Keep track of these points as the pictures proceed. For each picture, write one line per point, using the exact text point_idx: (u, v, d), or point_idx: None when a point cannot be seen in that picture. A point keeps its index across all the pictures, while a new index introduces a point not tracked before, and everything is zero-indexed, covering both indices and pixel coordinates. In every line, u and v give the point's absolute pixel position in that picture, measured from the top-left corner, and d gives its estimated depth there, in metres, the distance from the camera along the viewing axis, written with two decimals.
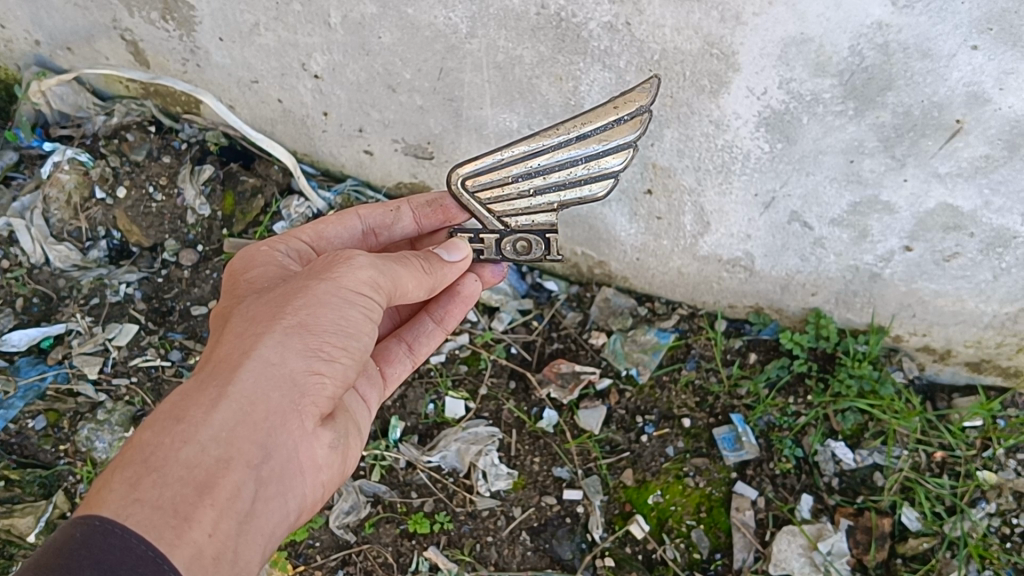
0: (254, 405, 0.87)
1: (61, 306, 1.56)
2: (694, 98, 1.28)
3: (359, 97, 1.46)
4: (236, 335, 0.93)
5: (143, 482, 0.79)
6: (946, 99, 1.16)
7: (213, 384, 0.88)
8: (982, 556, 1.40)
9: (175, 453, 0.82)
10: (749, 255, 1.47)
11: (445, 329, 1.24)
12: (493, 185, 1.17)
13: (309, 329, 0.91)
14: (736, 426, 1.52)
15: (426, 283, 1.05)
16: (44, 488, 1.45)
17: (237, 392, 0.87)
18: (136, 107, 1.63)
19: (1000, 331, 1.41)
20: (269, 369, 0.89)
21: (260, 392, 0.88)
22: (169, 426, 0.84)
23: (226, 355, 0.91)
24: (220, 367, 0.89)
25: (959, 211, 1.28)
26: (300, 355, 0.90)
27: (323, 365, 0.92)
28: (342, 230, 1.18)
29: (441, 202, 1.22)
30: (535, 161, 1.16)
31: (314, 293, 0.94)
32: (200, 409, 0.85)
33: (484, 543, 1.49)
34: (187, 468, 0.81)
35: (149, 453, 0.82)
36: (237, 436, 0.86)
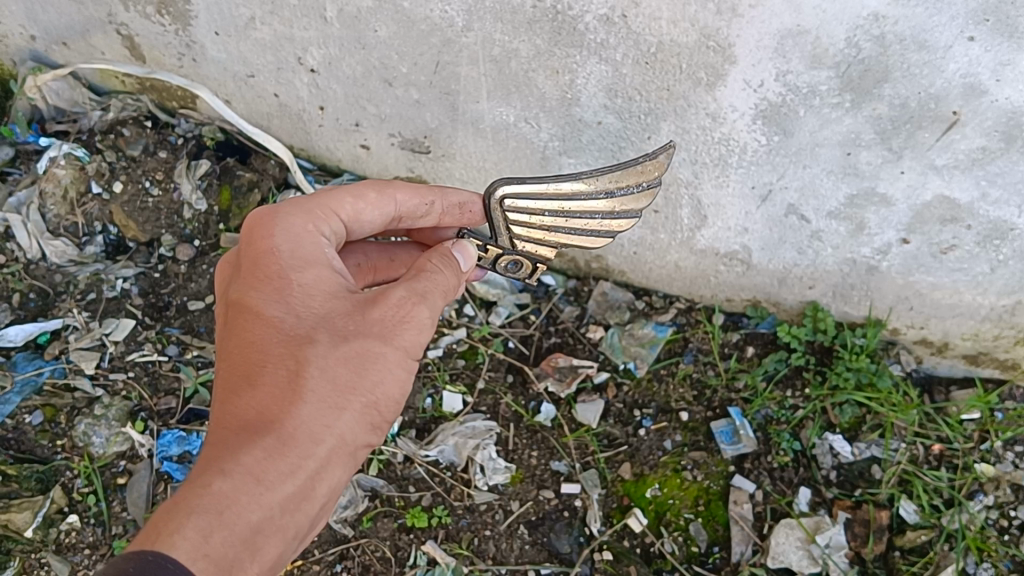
0: (317, 478, 0.89)
1: (58, 301, 1.56)
2: (690, 90, 1.27)
3: (356, 91, 1.45)
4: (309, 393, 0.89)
5: (210, 550, 0.81)
6: (943, 91, 1.16)
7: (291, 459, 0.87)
8: (979, 549, 1.40)
9: (247, 516, 0.84)
10: (746, 248, 1.47)
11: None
12: (524, 210, 1.15)
13: (379, 407, 0.93)
14: (733, 419, 1.53)
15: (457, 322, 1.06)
16: (41, 483, 1.44)
17: (308, 465, 0.88)
18: (131, 102, 1.63)
19: (997, 323, 1.41)
20: (341, 448, 0.91)
21: (325, 464, 0.90)
22: (246, 492, 0.84)
23: (294, 413, 0.88)
24: (294, 433, 0.88)
25: (955, 204, 1.28)
26: (364, 431, 0.92)
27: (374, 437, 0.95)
28: (376, 213, 1.07)
29: (469, 206, 1.14)
30: (564, 205, 1.16)
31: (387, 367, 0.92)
32: (272, 475, 0.86)
33: (481, 537, 1.49)
34: (248, 533, 0.84)
35: (219, 513, 0.82)
36: (298, 504, 0.88)
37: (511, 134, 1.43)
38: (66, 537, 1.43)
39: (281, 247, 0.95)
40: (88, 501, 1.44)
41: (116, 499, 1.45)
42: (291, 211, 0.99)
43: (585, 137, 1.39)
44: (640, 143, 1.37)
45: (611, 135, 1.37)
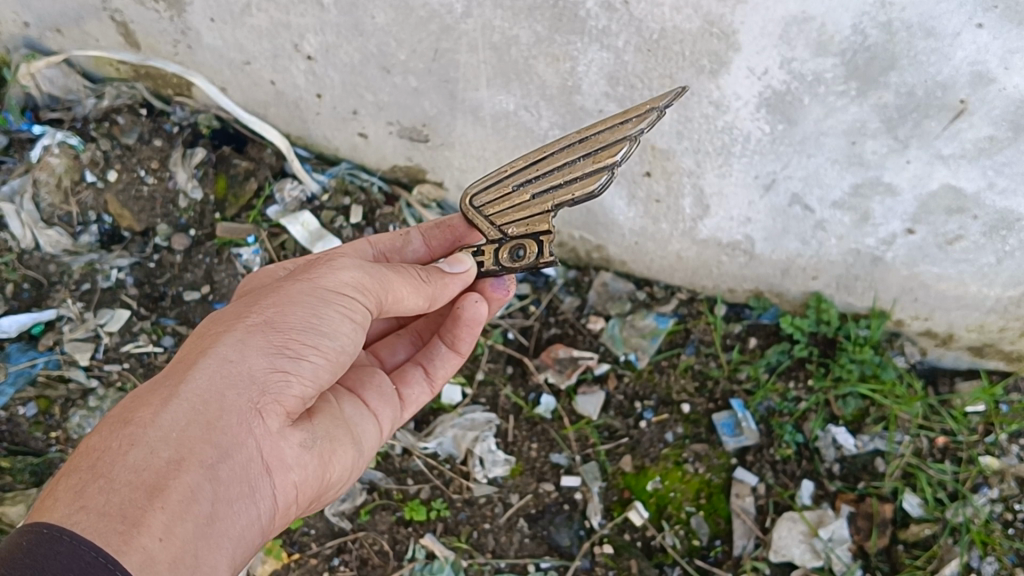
0: (208, 404, 0.87)
1: (51, 291, 1.53)
2: (693, 78, 1.25)
3: (353, 79, 1.43)
4: (202, 337, 0.94)
5: (89, 501, 0.77)
6: (950, 79, 1.14)
7: (167, 384, 0.88)
8: (984, 543, 1.37)
9: (122, 457, 0.81)
10: (749, 239, 1.44)
11: (460, 353, 1.22)
12: (493, 197, 1.12)
13: (274, 326, 0.93)
14: (736, 411, 1.51)
15: (424, 291, 1.07)
16: (35, 476, 1.42)
17: (189, 391, 0.87)
18: (125, 90, 1.60)
19: (1003, 315, 1.39)
20: (231, 365, 0.90)
21: (218, 390, 0.88)
22: (118, 429, 0.84)
23: (186, 356, 0.93)
24: (178, 366, 0.91)
25: (962, 193, 1.25)
26: (262, 353, 0.91)
27: (287, 364, 0.92)
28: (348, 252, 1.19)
29: (447, 222, 1.21)
30: (536, 172, 1.09)
31: (281, 293, 0.97)
32: (153, 408, 0.85)
33: (480, 531, 1.48)
34: (132, 471, 0.80)
35: (94, 459, 0.81)
36: (190, 434, 0.85)
37: (511, 122, 1.40)
38: None
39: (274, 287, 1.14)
40: None
41: None
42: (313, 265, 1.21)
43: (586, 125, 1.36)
44: (642, 131, 1.35)
45: None
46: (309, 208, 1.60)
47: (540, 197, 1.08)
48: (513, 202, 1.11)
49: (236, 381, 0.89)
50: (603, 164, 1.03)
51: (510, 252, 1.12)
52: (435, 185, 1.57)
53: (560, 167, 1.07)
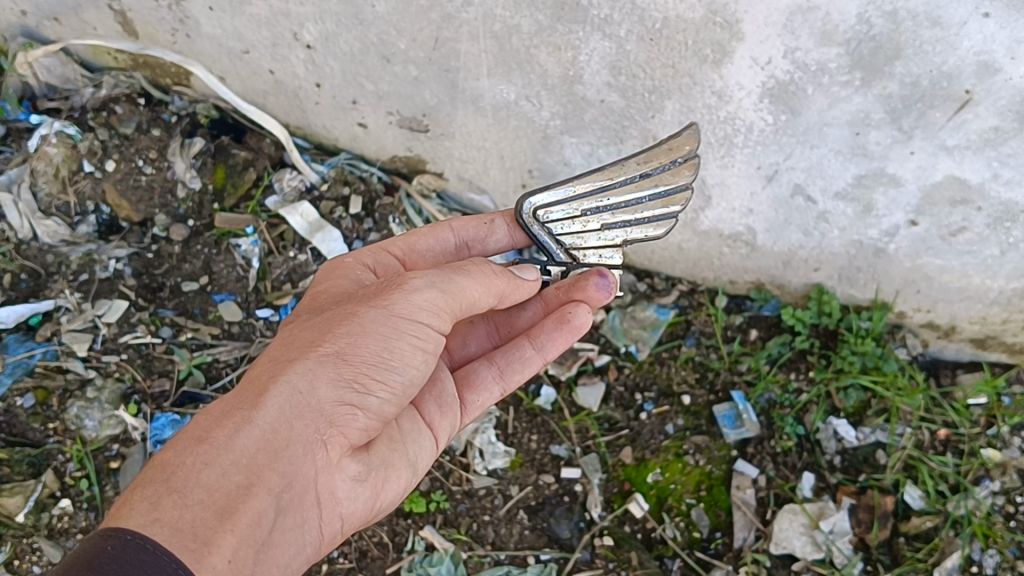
0: (275, 434, 0.88)
1: (49, 281, 1.52)
2: (696, 68, 1.24)
3: (353, 67, 1.42)
4: (273, 359, 0.94)
5: (161, 516, 0.79)
6: (956, 69, 1.13)
7: (240, 408, 0.89)
8: (986, 535, 1.37)
9: (195, 477, 0.83)
10: (750, 230, 1.44)
11: (544, 359, 1.15)
12: (562, 218, 1.21)
13: (345, 358, 0.92)
14: (737, 403, 1.51)
15: (495, 287, 1.04)
16: (33, 467, 1.43)
17: (262, 419, 0.88)
18: (124, 79, 1.58)
19: (1006, 307, 1.38)
20: (306, 396, 0.90)
21: (285, 420, 0.89)
22: (193, 448, 0.85)
23: (258, 377, 0.93)
24: (249, 389, 0.91)
25: (966, 184, 1.25)
26: (331, 385, 0.91)
27: (355, 398, 0.92)
28: (435, 241, 1.18)
29: None
30: (604, 196, 1.20)
31: (359, 319, 0.94)
32: (225, 433, 0.87)
33: (480, 522, 1.47)
34: (206, 492, 0.82)
35: (170, 475, 0.83)
36: (258, 464, 0.86)
37: (512, 112, 1.40)
38: (60, 522, 1.42)
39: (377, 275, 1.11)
40: (81, 486, 1.43)
41: (109, 483, 1.45)
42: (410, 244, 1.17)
43: (588, 116, 1.36)
44: (644, 121, 1.33)
45: (614, 114, 1.34)
46: (308, 197, 1.59)
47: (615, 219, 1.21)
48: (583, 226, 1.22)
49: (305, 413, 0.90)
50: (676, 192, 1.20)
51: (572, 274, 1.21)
52: (435, 175, 1.57)
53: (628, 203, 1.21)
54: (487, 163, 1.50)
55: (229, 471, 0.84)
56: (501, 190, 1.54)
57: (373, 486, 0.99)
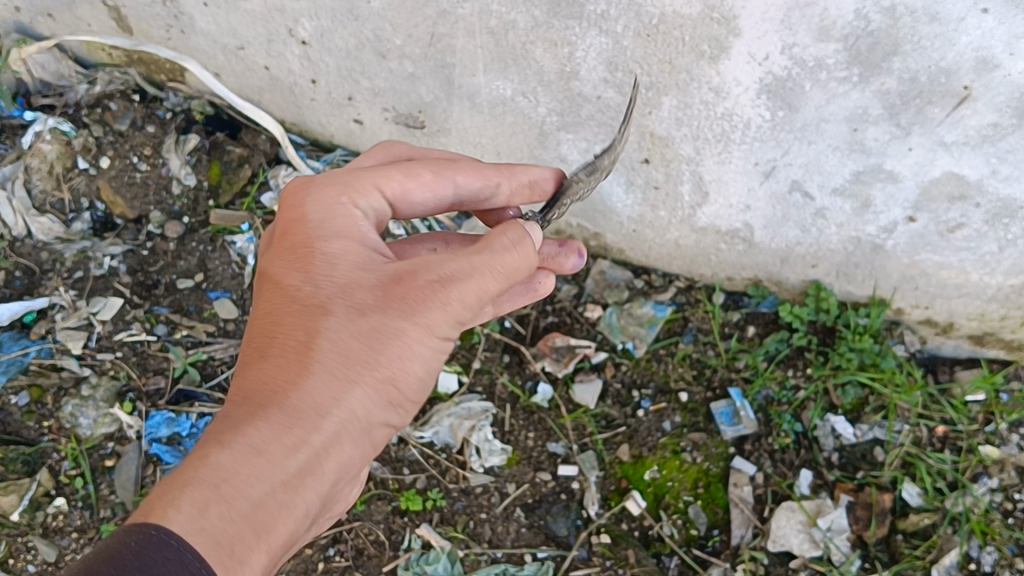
0: (323, 456, 0.84)
1: (43, 279, 1.51)
2: (692, 64, 1.23)
3: (348, 64, 1.41)
4: (324, 362, 0.87)
5: (206, 525, 0.76)
6: (954, 65, 1.12)
7: (294, 425, 0.83)
8: (983, 532, 1.37)
9: (242, 490, 0.79)
10: (748, 226, 1.43)
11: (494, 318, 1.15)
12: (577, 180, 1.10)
13: (397, 383, 0.87)
14: (734, 400, 1.50)
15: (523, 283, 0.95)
16: (27, 466, 1.42)
17: (315, 442, 0.83)
18: (118, 75, 1.57)
19: (1004, 304, 1.38)
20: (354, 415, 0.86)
21: (335, 443, 0.85)
22: (244, 457, 0.80)
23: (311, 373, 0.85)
24: (301, 402, 0.85)
25: (964, 180, 1.24)
26: (380, 406, 0.87)
27: (397, 416, 0.90)
28: (433, 193, 0.98)
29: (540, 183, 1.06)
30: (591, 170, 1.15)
31: (404, 332, 0.85)
32: (277, 448, 0.82)
33: (477, 520, 1.47)
34: (251, 507, 0.79)
35: (218, 482, 0.78)
36: (302, 485, 0.83)
37: (508, 109, 1.39)
38: (54, 521, 1.41)
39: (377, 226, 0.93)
40: (76, 484, 1.43)
41: (104, 482, 1.44)
42: (405, 188, 0.96)
43: (584, 112, 1.35)
44: (641, 118, 1.33)
45: (611, 110, 1.33)
46: None
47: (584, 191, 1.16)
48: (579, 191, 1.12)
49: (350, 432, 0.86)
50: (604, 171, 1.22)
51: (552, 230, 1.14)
52: None
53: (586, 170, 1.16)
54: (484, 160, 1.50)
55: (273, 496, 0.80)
56: None
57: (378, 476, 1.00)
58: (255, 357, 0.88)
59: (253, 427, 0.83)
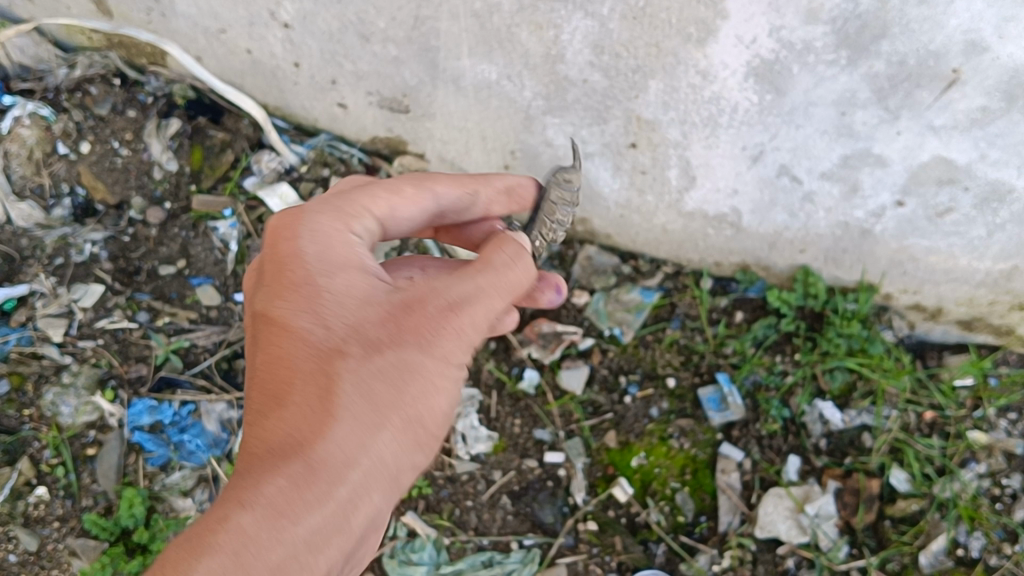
0: (349, 513, 0.80)
1: (23, 266, 1.49)
2: (679, 47, 1.22)
3: (330, 47, 1.39)
4: (338, 424, 0.80)
5: None
6: (943, 48, 1.11)
7: (313, 484, 0.79)
8: (971, 518, 1.37)
9: (265, 557, 0.76)
10: (735, 211, 1.42)
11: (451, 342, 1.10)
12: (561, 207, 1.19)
13: (421, 426, 0.82)
14: (721, 386, 1.49)
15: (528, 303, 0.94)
16: (8, 455, 1.41)
17: (337, 495, 0.79)
18: (99, 59, 1.55)
19: (992, 289, 1.37)
20: (375, 470, 0.81)
21: (354, 496, 0.80)
22: (269, 524, 0.77)
23: (321, 433, 0.80)
24: (317, 472, 0.79)
25: (953, 165, 1.23)
26: (405, 453, 0.82)
27: (416, 458, 0.84)
28: (415, 208, 0.97)
29: (516, 188, 1.07)
30: None
31: (430, 374, 0.82)
32: (300, 509, 0.78)
33: (463, 508, 1.45)
34: None
35: (240, 546, 0.76)
36: (320, 539, 0.79)
37: (493, 92, 1.37)
38: (35, 510, 1.40)
39: (347, 256, 0.87)
40: (57, 473, 1.41)
41: (85, 471, 1.42)
42: (325, 225, 0.88)
43: (570, 95, 1.33)
44: (627, 102, 1.31)
45: (597, 94, 1.32)
46: (287, 179, 1.57)
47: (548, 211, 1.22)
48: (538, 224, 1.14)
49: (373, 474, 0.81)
50: None
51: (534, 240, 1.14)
52: (416, 156, 1.54)
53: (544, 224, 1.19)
54: (469, 144, 1.48)
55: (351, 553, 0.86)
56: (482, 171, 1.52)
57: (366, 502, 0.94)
58: (252, 387, 0.87)
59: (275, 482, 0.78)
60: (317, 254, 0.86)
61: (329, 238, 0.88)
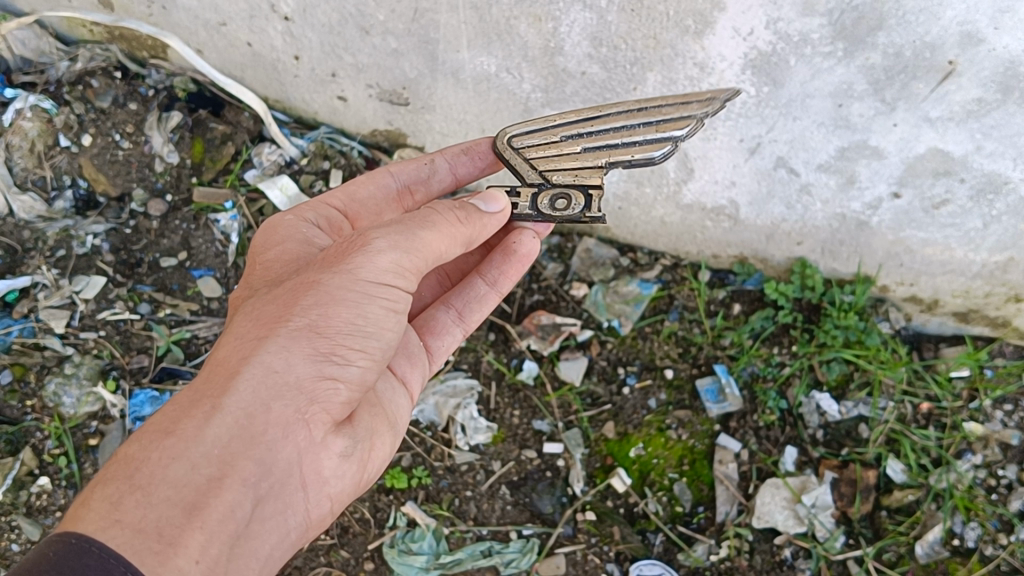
0: (252, 419, 0.85)
1: (25, 258, 1.49)
2: (677, 39, 1.23)
3: (331, 40, 1.40)
4: (238, 339, 0.90)
5: (123, 516, 0.76)
6: (939, 39, 1.12)
7: (207, 396, 0.85)
8: (967, 508, 1.38)
9: (161, 473, 0.79)
10: (733, 203, 1.43)
11: (499, 294, 1.20)
12: (536, 142, 1.13)
13: (320, 332, 0.88)
14: (719, 377, 1.50)
15: (461, 236, 0.99)
16: (10, 445, 1.42)
17: (233, 406, 0.84)
18: (100, 52, 1.56)
19: (988, 280, 1.38)
20: (270, 379, 0.86)
21: (258, 403, 0.85)
22: (158, 442, 0.81)
23: (224, 359, 0.89)
24: (216, 377, 0.87)
25: (949, 156, 1.24)
26: (309, 360, 0.87)
27: (335, 369, 0.89)
28: (372, 186, 1.18)
29: (475, 148, 1.19)
30: (587, 126, 1.12)
31: (326, 287, 0.89)
32: (193, 423, 0.82)
33: (462, 498, 1.46)
34: (173, 488, 0.79)
35: (135, 471, 0.79)
36: (231, 453, 0.83)
37: (492, 85, 1.38)
38: (38, 500, 1.41)
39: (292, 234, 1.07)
40: (59, 463, 1.42)
41: (88, 461, 1.43)
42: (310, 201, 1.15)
43: (569, 88, 1.34)
44: (626, 94, 1.32)
45: (595, 86, 1.32)
46: (287, 171, 1.59)
47: (574, 140, 1.12)
48: (561, 150, 1.12)
49: (281, 386, 0.86)
50: (636, 113, 1.10)
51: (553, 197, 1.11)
52: (416, 149, 1.55)
53: (619, 128, 1.10)
54: (468, 137, 1.48)
55: (275, 472, 0.86)
56: None
57: (359, 459, 0.97)
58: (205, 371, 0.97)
59: (176, 406, 0.85)
60: (261, 238, 1.08)
61: (276, 226, 1.09)
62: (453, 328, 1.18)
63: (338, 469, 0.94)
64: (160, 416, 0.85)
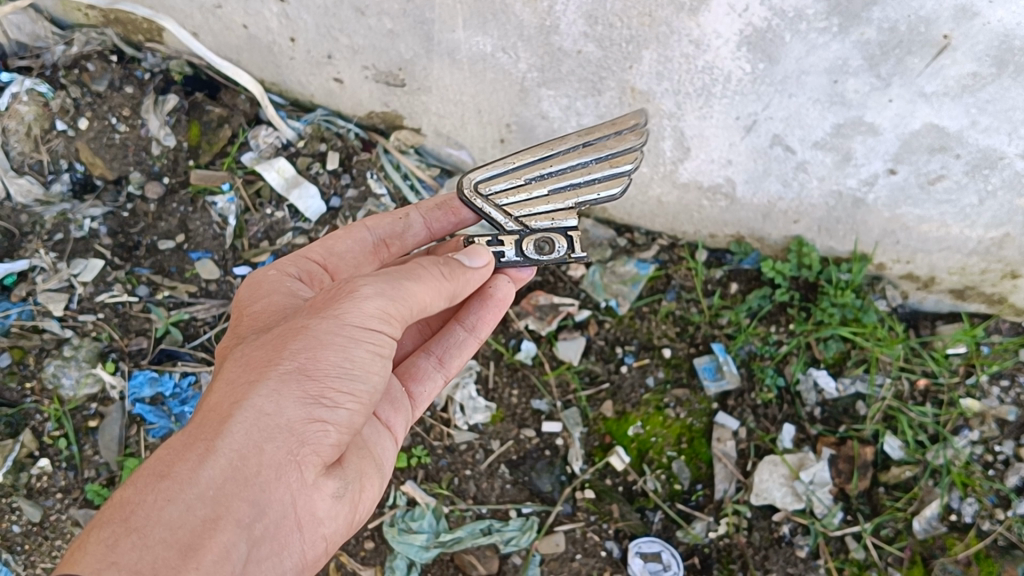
0: (244, 460, 0.85)
1: (24, 242, 1.49)
2: (672, 17, 1.26)
3: (327, 21, 1.41)
4: (228, 383, 0.90)
5: (119, 557, 0.76)
6: (933, 13, 1.17)
7: (200, 440, 0.85)
8: (965, 484, 1.39)
9: (156, 515, 0.80)
10: (730, 181, 1.43)
11: (479, 339, 1.17)
12: (505, 189, 1.19)
13: (308, 374, 0.89)
14: (716, 355, 1.50)
15: (446, 291, 1.01)
16: (10, 427, 1.43)
17: (226, 447, 0.85)
18: (95, 36, 1.55)
19: (983, 257, 1.40)
20: (261, 421, 0.86)
21: (250, 444, 0.86)
22: (152, 484, 0.82)
23: (216, 404, 0.89)
24: (209, 420, 0.87)
25: (945, 132, 1.27)
26: (298, 403, 0.88)
27: (325, 413, 0.89)
28: (349, 240, 1.19)
29: (450, 203, 1.24)
30: (545, 166, 1.19)
31: (314, 332, 0.90)
32: (186, 467, 0.83)
33: (462, 477, 1.47)
34: (169, 530, 0.79)
35: (129, 513, 0.80)
36: (225, 495, 0.83)
37: (489, 65, 1.39)
38: (38, 482, 1.42)
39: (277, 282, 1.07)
40: (59, 445, 1.43)
41: (88, 442, 1.44)
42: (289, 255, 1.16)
43: (565, 67, 1.35)
44: (621, 72, 1.33)
45: (591, 65, 1.33)
46: (284, 154, 1.59)
47: (535, 180, 1.19)
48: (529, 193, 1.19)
49: (273, 429, 0.87)
50: (585, 147, 1.19)
51: (538, 243, 1.17)
52: (413, 131, 1.56)
53: (574, 166, 1.19)
54: (465, 118, 1.48)
55: (268, 512, 0.86)
56: (478, 146, 1.52)
57: (351, 499, 0.96)
58: None
59: (171, 449, 0.86)
60: (246, 288, 1.08)
61: (259, 280, 1.09)
62: (435, 374, 1.14)
63: (332, 509, 0.93)
64: (155, 458, 0.85)
